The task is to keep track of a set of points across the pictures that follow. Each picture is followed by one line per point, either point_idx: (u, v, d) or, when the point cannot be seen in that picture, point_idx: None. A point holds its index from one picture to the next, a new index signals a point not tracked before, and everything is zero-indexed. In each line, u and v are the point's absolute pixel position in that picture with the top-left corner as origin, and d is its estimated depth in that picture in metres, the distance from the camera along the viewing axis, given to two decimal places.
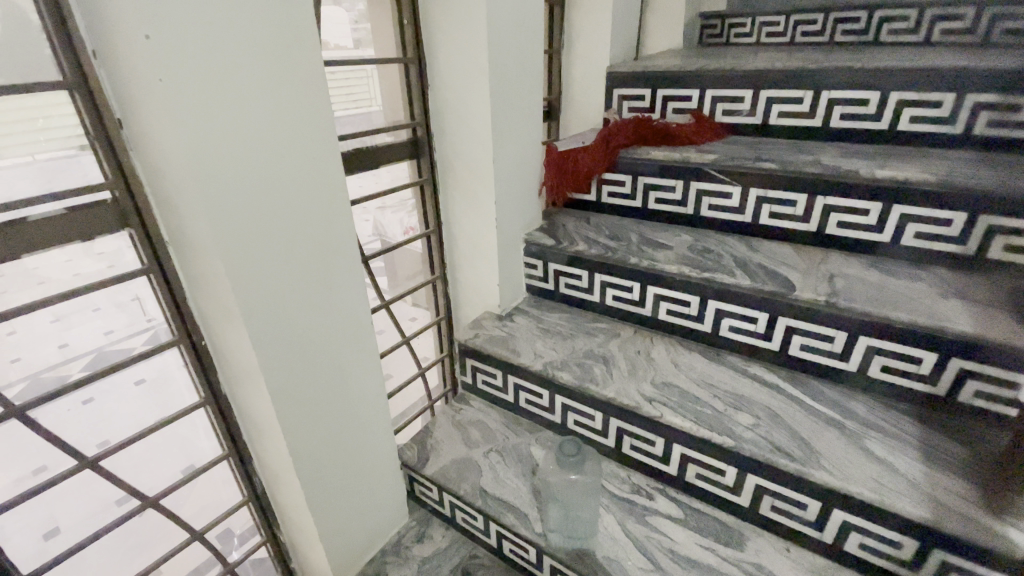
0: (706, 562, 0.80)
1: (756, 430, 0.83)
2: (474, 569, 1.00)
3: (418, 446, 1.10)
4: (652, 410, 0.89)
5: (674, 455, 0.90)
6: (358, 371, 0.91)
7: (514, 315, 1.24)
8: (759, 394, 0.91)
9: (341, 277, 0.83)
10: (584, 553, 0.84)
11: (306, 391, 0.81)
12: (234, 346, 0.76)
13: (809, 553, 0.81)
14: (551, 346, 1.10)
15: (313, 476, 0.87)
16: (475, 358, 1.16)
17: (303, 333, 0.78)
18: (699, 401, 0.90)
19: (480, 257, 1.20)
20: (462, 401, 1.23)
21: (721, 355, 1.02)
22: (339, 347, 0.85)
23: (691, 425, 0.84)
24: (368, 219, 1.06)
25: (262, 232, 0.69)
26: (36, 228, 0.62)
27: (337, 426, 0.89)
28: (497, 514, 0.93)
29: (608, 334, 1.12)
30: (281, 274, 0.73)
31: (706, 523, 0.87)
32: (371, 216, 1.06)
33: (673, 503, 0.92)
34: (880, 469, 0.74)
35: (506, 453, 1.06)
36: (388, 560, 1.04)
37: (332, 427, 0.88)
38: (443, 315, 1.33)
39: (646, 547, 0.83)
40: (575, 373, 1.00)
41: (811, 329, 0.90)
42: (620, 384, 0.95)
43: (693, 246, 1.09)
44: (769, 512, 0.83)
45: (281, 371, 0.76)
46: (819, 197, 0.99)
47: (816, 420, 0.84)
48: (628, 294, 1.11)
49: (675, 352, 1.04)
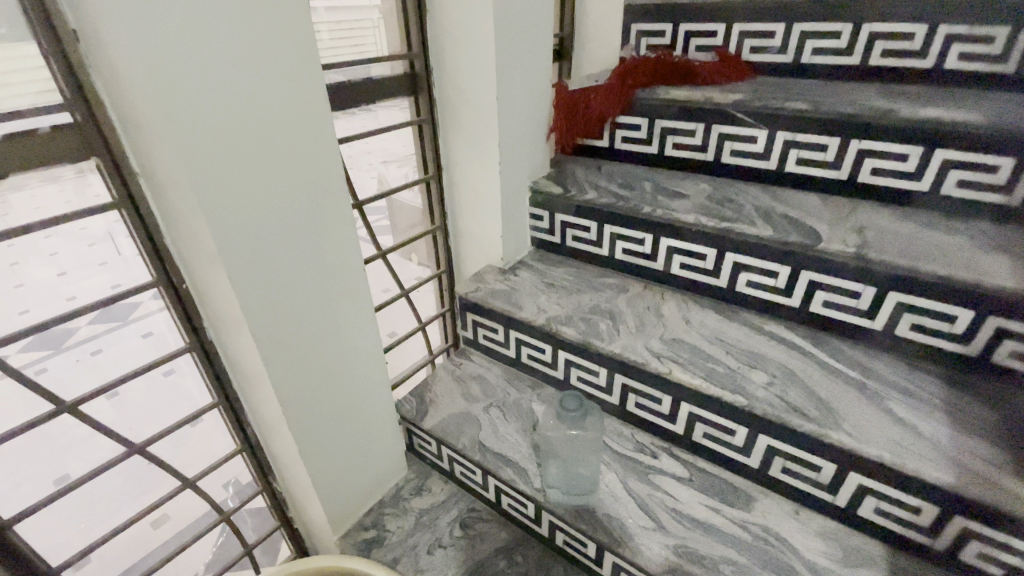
0: (708, 522, 0.78)
1: (771, 388, 0.78)
2: (472, 522, 0.98)
3: (417, 400, 1.07)
4: (660, 367, 0.84)
5: (681, 414, 0.85)
6: (351, 323, 0.87)
7: (518, 268, 1.17)
8: (775, 352, 0.86)
9: (328, 221, 0.77)
10: (583, 509, 0.82)
11: (294, 340, 0.77)
12: (216, 290, 0.71)
13: (819, 516, 0.78)
14: (555, 301, 1.04)
15: (305, 425, 0.84)
16: (475, 312, 1.11)
17: (288, 279, 0.74)
18: (711, 357, 0.85)
19: (483, 205, 1.13)
20: (462, 356, 1.19)
21: (736, 312, 0.96)
22: (329, 296, 0.81)
23: (700, 382, 0.80)
24: (372, 174, 1.03)
25: (237, 164, 0.63)
26: (17, 145, 0.58)
27: (332, 379, 0.86)
28: (495, 469, 0.90)
29: (616, 289, 1.05)
30: (261, 213, 0.67)
31: (711, 483, 0.84)
32: (375, 170, 1.04)
33: (678, 462, 0.88)
34: (901, 431, 0.70)
35: (506, 408, 1.03)
36: (386, 512, 1.02)
37: (328, 379, 0.85)
38: (445, 268, 1.26)
39: (648, 505, 0.81)
40: (579, 328, 0.94)
41: (836, 284, 0.83)
42: (627, 340, 0.90)
43: (711, 195, 1.01)
44: (779, 473, 0.79)
45: (267, 318, 0.72)
46: (853, 142, 0.90)
47: (836, 380, 0.79)
48: (638, 246, 1.03)
49: (686, 308, 0.98)
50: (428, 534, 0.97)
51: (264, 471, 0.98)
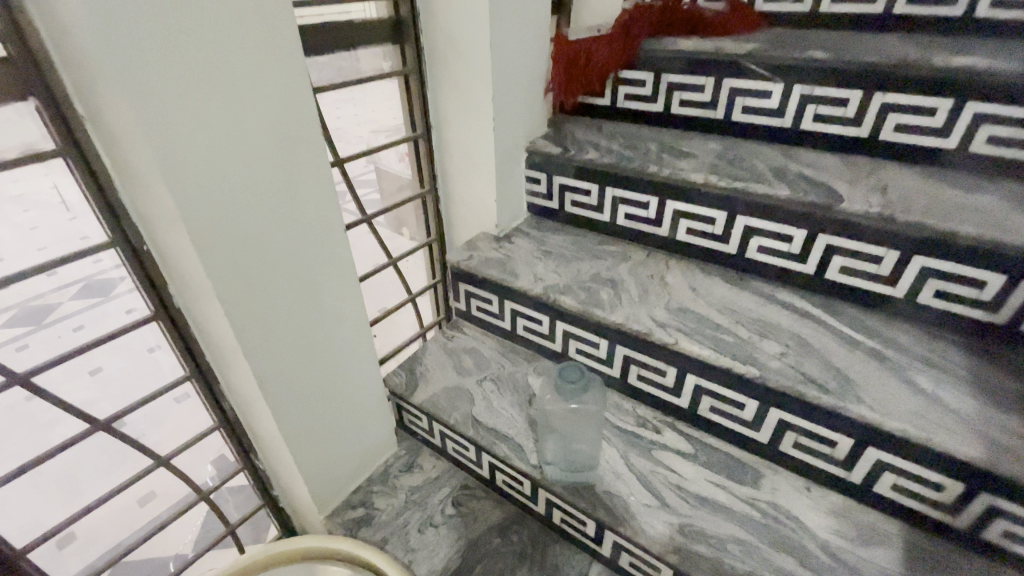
0: (715, 499, 0.73)
1: (784, 359, 0.73)
2: (465, 500, 0.94)
3: (407, 373, 1.01)
4: (666, 337, 0.77)
5: (687, 386, 0.80)
6: (333, 291, 0.80)
7: (513, 236, 1.10)
8: (788, 321, 0.80)
9: (303, 178, 0.70)
10: (582, 486, 0.77)
11: (269, 309, 0.71)
12: (179, 253, 0.64)
13: (831, 492, 0.74)
14: (553, 268, 0.96)
15: (283, 401, 0.78)
16: (468, 282, 1.04)
17: (259, 241, 0.67)
18: (720, 327, 0.79)
19: (475, 167, 1.05)
20: (454, 328, 1.13)
21: (746, 279, 0.90)
22: (308, 262, 0.74)
23: (709, 353, 0.74)
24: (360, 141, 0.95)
25: (194, 109, 0.55)
26: None
27: (314, 351, 0.80)
28: (489, 445, 0.85)
29: (618, 257, 0.98)
30: (226, 166, 0.60)
31: (717, 459, 0.79)
32: (363, 138, 0.95)
33: (682, 437, 0.83)
34: (924, 403, 0.65)
35: (500, 381, 0.97)
36: (375, 490, 0.97)
37: (309, 352, 0.79)
38: (436, 237, 1.18)
39: (651, 482, 0.76)
40: (578, 297, 0.88)
41: (856, 248, 0.77)
42: (630, 309, 0.84)
43: (721, 154, 0.94)
44: (791, 449, 0.74)
45: (237, 284, 0.66)
46: (877, 95, 0.83)
47: (853, 350, 0.74)
48: (642, 210, 0.96)
49: (693, 275, 0.91)
50: (420, 512, 0.92)
51: (245, 448, 0.93)
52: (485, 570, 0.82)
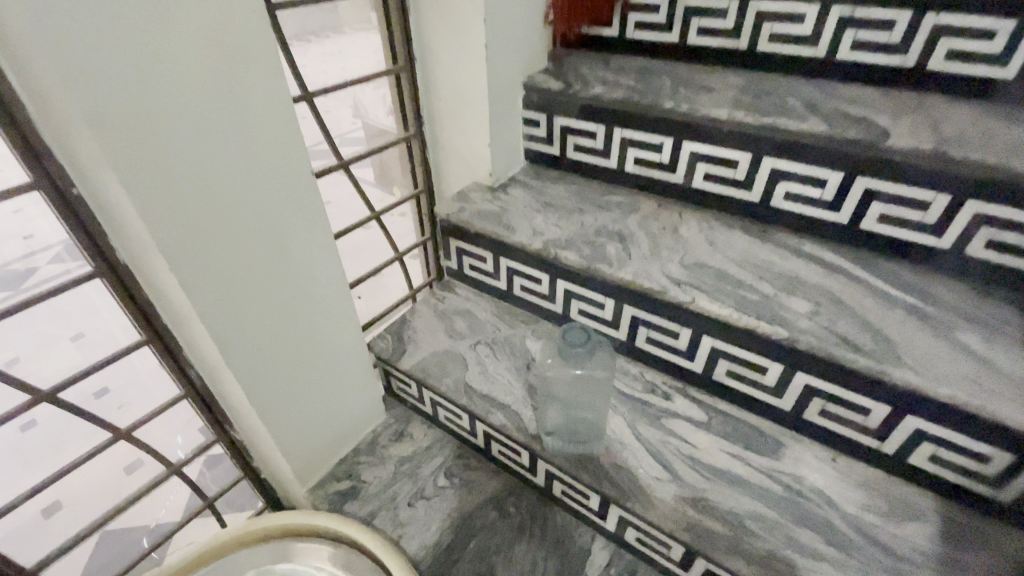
0: (732, 472, 0.66)
1: (816, 318, 0.64)
2: (459, 471, 0.87)
3: (394, 337, 0.93)
4: (681, 296, 0.69)
5: (703, 350, 0.72)
6: (302, 245, 0.70)
7: (509, 186, 0.99)
8: (818, 277, 0.71)
9: (258, 107, 0.58)
10: (586, 459, 0.70)
11: (224, 264, 0.61)
12: (109, 197, 0.54)
13: (859, 464, 0.67)
14: (553, 222, 0.85)
15: (250, 368, 0.70)
16: (458, 237, 0.93)
17: (205, 182, 0.56)
18: (742, 283, 0.70)
19: (466, 107, 0.92)
20: (445, 289, 1.03)
21: (768, 231, 0.81)
22: (269, 210, 0.64)
23: (731, 312, 0.66)
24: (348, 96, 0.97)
25: (102, 11, 0.43)
26: None
27: (283, 313, 0.71)
28: (484, 414, 0.78)
29: (625, 208, 0.88)
30: (152, 86, 0.49)
31: (734, 428, 0.72)
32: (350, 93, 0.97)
33: (695, 404, 0.75)
34: (975, 366, 0.58)
35: (496, 345, 0.89)
36: (362, 461, 0.91)
37: (276, 313, 0.70)
38: (424, 188, 1.04)
39: (661, 454, 0.69)
40: (583, 252, 0.78)
41: (900, 193, 0.68)
42: (641, 265, 0.74)
43: (745, 89, 0.82)
44: (816, 417, 0.67)
45: (181, 233, 0.56)
46: (930, 15, 0.71)
47: (892, 308, 0.66)
48: (654, 154, 0.85)
49: (709, 227, 0.82)
50: (410, 484, 0.86)
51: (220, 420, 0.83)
52: (480, 545, 0.77)
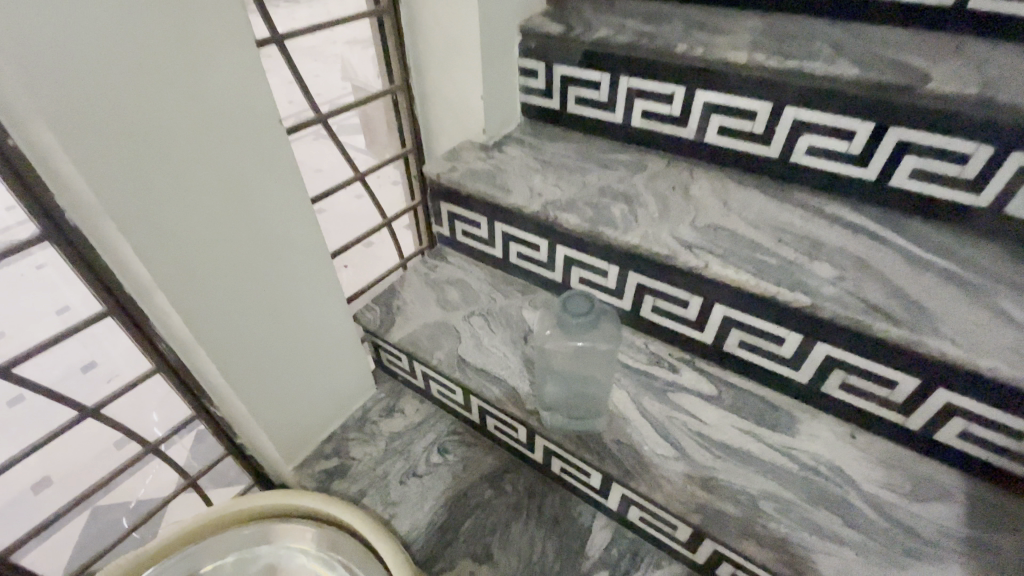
0: (744, 449, 0.62)
1: (841, 284, 0.59)
2: (453, 447, 0.83)
3: (382, 307, 0.87)
4: (693, 261, 0.62)
5: (714, 319, 0.66)
6: (276, 211, 0.63)
7: (504, 144, 0.91)
8: (842, 240, 0.65)
9: (211, 41, 0.49)
10: (587, 436, 0.66)
11: (185, 232, 0.54)
12: (37, 148, 0.46)
13: (880, 440, 0.62)
14: (553, 182, 0.78)
15: (222, 344, 0.64)
16: (449, 200, 0.86)
17: (154, 137, 0.48)
18: (760, 247, 0.64)
19: (456, 55, 0.83)
20: (438, 257, 0.95)
21: (787, 190, 0.74)
22: (235, 170, 0.56)
23: (749, 278, 0.60)
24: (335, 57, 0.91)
25: None
26: None
27: (257, 287, 0.65)
28: (479, 388, 0.73)
29: (631, 166, 0.81)
30: (74, 9, 0.40)
31: (746, 402, 0.67)
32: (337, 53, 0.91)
33: (703, 376, 0.70)
34: (1018, 336, 0.52)
35: (491, 316, 0.83)
36: (351, 438, 0.86)
37: (250, 287, 0.64)
38: (412, 144, 0.96)
39: (668, 430, 0.64)
40: (585, 214, 0.71)
41: (937, 145, 0.61)
42: (649, 226, 0.68)
43: (767, 31, 0.74)
44: (836, 391, 0.62)
45: (129, 197, 0.49)
46: None
47: (923, 273, 0.60)
48: (664, 106, 0.78)
49: (723, 186, 0.75)
50: (402, 460, 0.82)
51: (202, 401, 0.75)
52: (476, 524, 0.73)
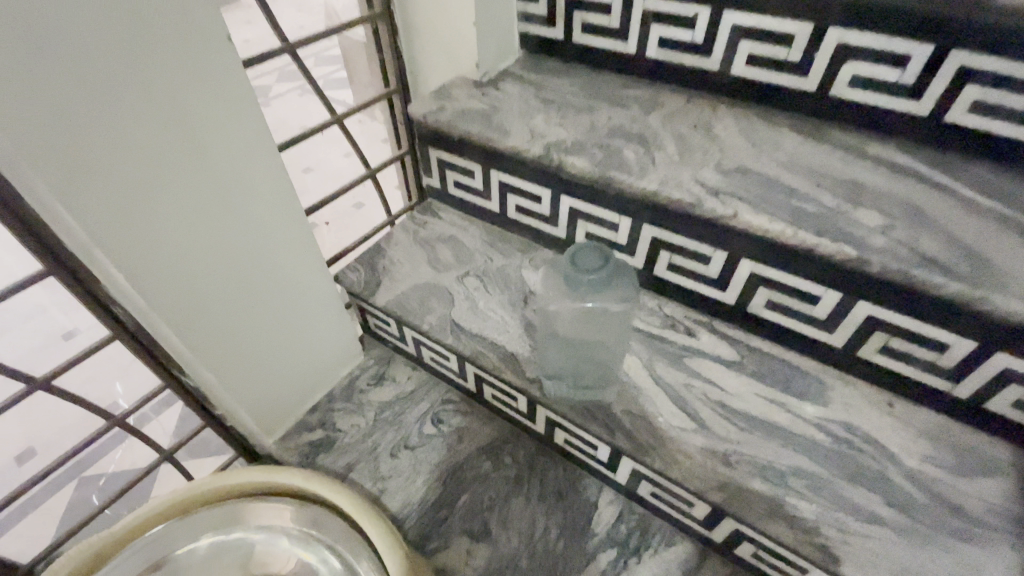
0: (770, 420, 0.55)
1: (891, 235, 0.51)
2: (447, 417, 0.77)
3: (366, 267, 0.78)
4: (720, 209, 0.54)
5: (740, 277, 0.59)
6: (241, 169, 0.53)
7: (501, 82, 0.81)
8: (889, 185, 0.57)
9: None
10: (595, 407, 0.59)
11: (125, 198, 0.45)
12: None
13: (921, 409, 0.56)
14: (556, 122, 0.69)
15: (184, 315, 0.56)
16: (439, 147, 0.77)
17: (70, 82, 0.39)
18: (795, 193, 0.56)
19: None
20: (427, 212, 0.86)
21: (824, 130, 0.65)
22: (182, 121, 0.46)
23: (784, 228, 0.52)
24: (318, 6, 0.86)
25: None
26: None
27: (224, 258, 0.56)
28: (475, 355, 0.66)
29: (646, 104, 0.71)
30: None
31: (772, 368, 0.60)
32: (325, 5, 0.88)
33: (724, 340, 0.63)
34: None
35: (488, 276, 0.75)
36: (337, 408, 0.79)
37: (215, 259, 0.55)
38: (397, 82, 0.84)
39: (685, 401, 0.58)
40: (594, 157, 0.62)
41: (1006, 71, 0.52)
42: (668, 171, 0.59)
43: None
44: (875, 356, 0.55)
45: (48, 154, 0.39)
46: None
47: (984, 221, 0.52)
48: (685, 32, 0.68)
49: (751, 126, 0.66)
50: (392, 432, 0.76)
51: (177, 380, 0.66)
52: (473, 499, 0.68)
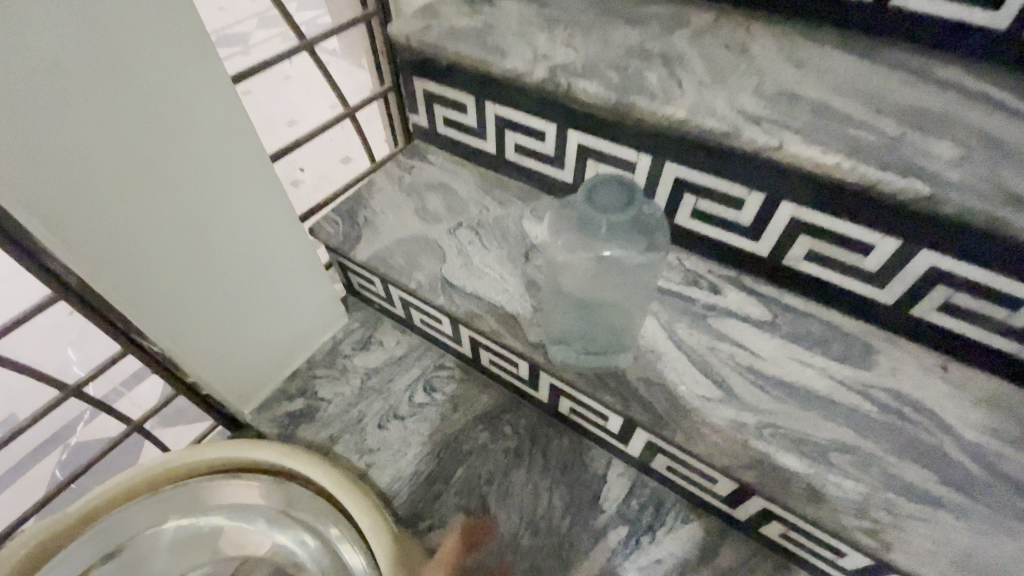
0: (808, 387, 0.49)
1: (968, 169, 0.42)
2: (440, 385, 0.70)
3: (345, 218, 0.69)
4: (762, 139, 0.45)
5: (778, 224, 0.50)
6: (181, 97, 0.43)
7: None
8: (961, 112, 0.48)
9: None
10: (607, 375, 0.52)
11: (31, 141, 0.35)
12: None
13: (979, 374, 0.49)
14: (564, 41, 0.58)
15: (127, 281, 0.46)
16: (425, 77, 0.66)
17: None
18: (851, 120, 0.46)
19: None
20: (414, 155, 0.75)
21: (880, 48, 0.55)
22: (94, 33, 0.35)
23: (839, 161, 0.43)
24: None
25: None
26: None
27: (177, 215, 0.47)
28: (470, 317, 0.58)
29: (669, 20, 0.60)
30: None
31: (809, 329, 0.53)
32: None
33: (754, 297, 0.55)
34: None
35: (484, 227, 0.66)
36: (319, 376, 0.72)
37: (165, 217, 0.46)
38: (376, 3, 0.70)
39: (710, 366, 0.51)
40: (610, 81, 0.52)
41: None
42: (697, 95, 0.50)
43: None
44: (932, 314, 0.48)
45: None
46: None
47: None
48: None
49: (794, 44, 0.56)
50: (380, 400, 0.69)
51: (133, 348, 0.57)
52: (470, 473, 0.62)
